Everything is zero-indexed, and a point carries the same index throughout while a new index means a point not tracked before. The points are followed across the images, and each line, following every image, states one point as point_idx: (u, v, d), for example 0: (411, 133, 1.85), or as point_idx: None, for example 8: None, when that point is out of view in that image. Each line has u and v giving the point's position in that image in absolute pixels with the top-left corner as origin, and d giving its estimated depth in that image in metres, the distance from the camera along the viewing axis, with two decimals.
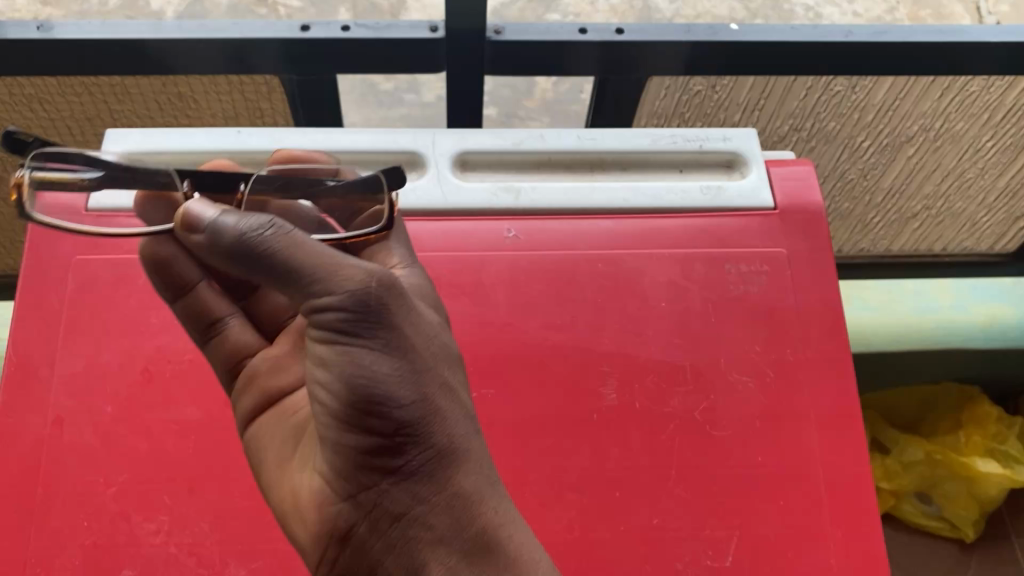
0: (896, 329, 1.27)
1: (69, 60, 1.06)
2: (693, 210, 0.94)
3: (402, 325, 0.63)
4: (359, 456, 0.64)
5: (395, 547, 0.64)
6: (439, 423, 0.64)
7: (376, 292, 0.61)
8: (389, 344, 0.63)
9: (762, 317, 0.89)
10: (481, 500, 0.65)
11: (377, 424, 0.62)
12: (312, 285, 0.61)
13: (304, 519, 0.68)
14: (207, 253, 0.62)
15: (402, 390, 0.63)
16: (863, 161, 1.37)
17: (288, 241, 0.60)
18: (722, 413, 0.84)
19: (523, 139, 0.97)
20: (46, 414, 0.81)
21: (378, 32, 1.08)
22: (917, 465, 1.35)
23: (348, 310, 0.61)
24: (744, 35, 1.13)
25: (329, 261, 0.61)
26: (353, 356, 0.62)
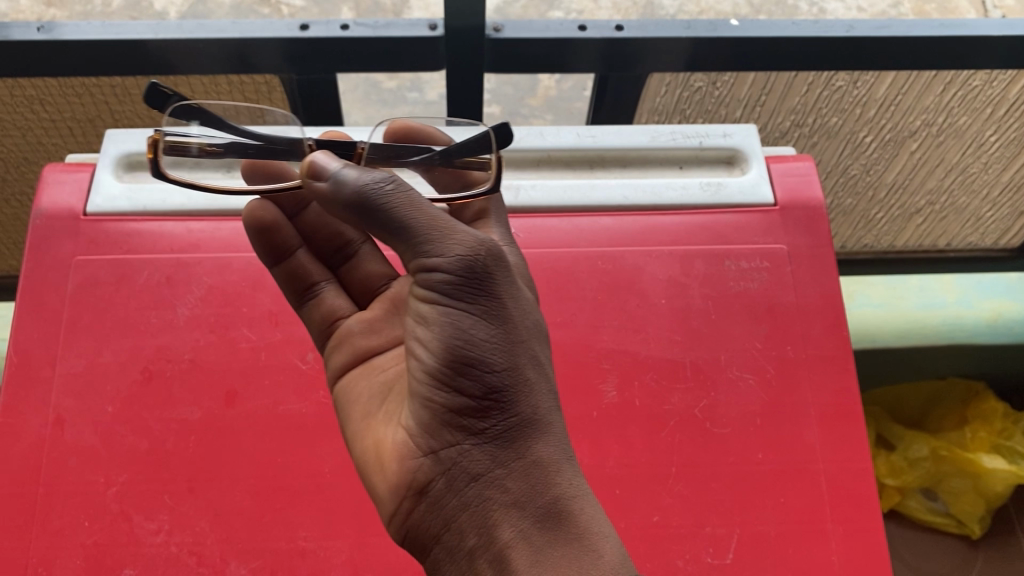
0: (900, 324, 1.28)
1: (70, 61, 1.07)
2: (692, 206, 0.94)
3: (506, 296, 0.65)
4: (444, 409, 0.63)
5: (469, 506, 0.61)
6: (530, 395, 0.63)
7: (484, 257, 0.64)
8: (489, 308, 0.63)
9: (763, 314, 0.89)
10: (561, 473, 0.62)
11: (468, 379, 0.62)
12: (423, 239, 0.63)
13: (382, 471, 0.65)
14: (330, 206, 0.65)
15: (497, 351, 0.63)
16: (865, 157, 1.36)
17: (407, 201, 0.63)
18: (722, 410, 0.84)
19: (522, 137, 0.97)
20: (47, 414, 0.81)
21: (377, 31, 1.08)
22: (922, 461, 1.32)
23: (456, 266, 0.62)
24: (744, 31, 1.12)
25: (442, 223, 0.64)
26: (454, 316, 0.63)
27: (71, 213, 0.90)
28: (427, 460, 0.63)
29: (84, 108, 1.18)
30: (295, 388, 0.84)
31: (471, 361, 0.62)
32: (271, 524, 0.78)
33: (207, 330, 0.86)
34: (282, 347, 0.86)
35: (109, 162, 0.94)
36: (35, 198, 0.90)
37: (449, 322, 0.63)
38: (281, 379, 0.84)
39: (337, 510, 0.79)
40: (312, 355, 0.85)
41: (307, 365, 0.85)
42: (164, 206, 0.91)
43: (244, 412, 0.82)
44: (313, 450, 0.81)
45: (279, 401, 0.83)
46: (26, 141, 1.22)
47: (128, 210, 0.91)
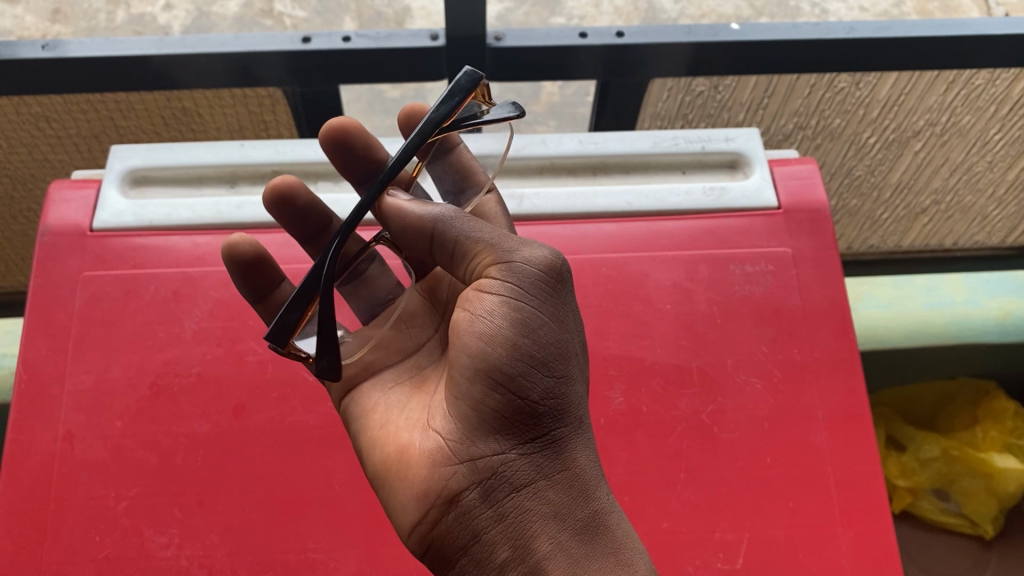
0: (909, 326, 1.27)
1: (74, 78, 1.07)
2: (696, 211, 0.94)
3: (571, 310, 0.66)
4: (495, 414, 0.62)
5: (506, 517, 0.61)
6: (578, 409, 0.65)
7: (560, 268, 0.65)
8: (557, 317, 0.64)
9: (769, 317, 0.89)
10: (597, 487, 0.64)
11: (528, 385, 0.62)
12: (502, 250, 0.64)
13: (410, 477, 0.63)
14: (403, 225, 0.68)
15: (560, 359, 0.64)
16: (869, 158, 1.36)
17: (481, 222, 0.66)
18: (730, 415, 0.84)
19: (525, 145, 0.97)
20: (57, 429, 0.81)
21: (378, 42, 1.09)
22: (933, 462, 1.33)
23: (535, 273, 0.63)
24: (745, 34, 1.12)
25: (510, 239, 0.66)
26: (519, 321, 0.62)
27: (77, 229, 0.90)
28: (463, 466, 0.62)
29: (89, 123, 1.19)
30: (301, 399, 0.84)
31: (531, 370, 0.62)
32: (281, 536, 0.78)
33: (214, 344, 0.86)
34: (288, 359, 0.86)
35: (114, 177, 0.94)
36: (42, 214, 0.91)
37: (518, 324, 0.62)
38: (288, 391, 0.84)
39: (346, 522, 0.79)
40: None
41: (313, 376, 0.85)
42: (169, 220, 0.92)
43: (252, 425, 0.82)
44: (321, 461, 0.81)
45: (286, 413, 0.83)
46: (31, 158, 1.23)
47: (134, 225, 0.91)
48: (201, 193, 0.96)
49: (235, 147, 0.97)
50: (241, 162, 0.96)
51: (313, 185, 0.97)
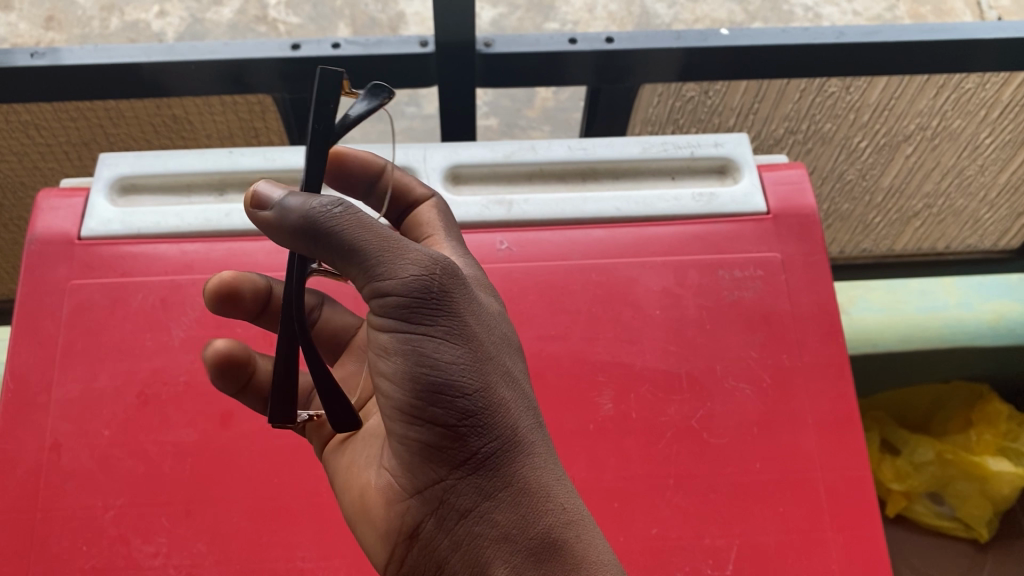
0: (902, 331, 1.27)
1: (63, 86, 1.07)
2: (685, 216, 0.94)
3: (467, 314, 0.60)
4: (422, 447, 0.60)
5: (461, 544, 0.60)
6: (506, 420, 0.60)
7: (440, 278, 0.58)
8: (456, 331, 0.59)
9: (758, 323, 0.89)
10: (547, 496, 0.60)
11: (439, 413, 0.59)
12: (381, 265, 0.57)
13: (373, 517, 0.65)
14: (278, 236, 0.58)
15: (468, 376, 0.59)
16: (861, 162, 1.36)
17: (357, 221, 0.57)
18: (719, 420, 0.84)
19: (513, 151, 0.97)
20: (44, 438, 0.81)
21: (368, 49, 1.09)
22: (928, 466, 1.33)
23: (408, 292, 0.57)
24: (735, 40, 1.12)
25: (392, 241, 0.58)
26: (416, 347, 0.58)
27: (66, 237, 0.90)
28: (416, 499, 0.62)
29: (79, 132, 1.19)
30: None
31: (438, 396, 0.58)
32: (270, 545, 0.78)
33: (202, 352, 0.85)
34: None
35: (103, 185, 0.94)
36: (29, 222, 0.90)
37: (411, 353, 0.58)
38: None
39: (335, 530, 0.79)
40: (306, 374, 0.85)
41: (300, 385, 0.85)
42: (158, 228, 0.91)
43: (240, 433, 0.82)
44: (309, 469, 0.81)
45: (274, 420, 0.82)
46: (22, 166, 1.23)
47: (123, 232, 0.91)
48: (190, 201, 0.96)
49: (223, 155, 0.97)
50: (229, 170, 0.96)
51: None
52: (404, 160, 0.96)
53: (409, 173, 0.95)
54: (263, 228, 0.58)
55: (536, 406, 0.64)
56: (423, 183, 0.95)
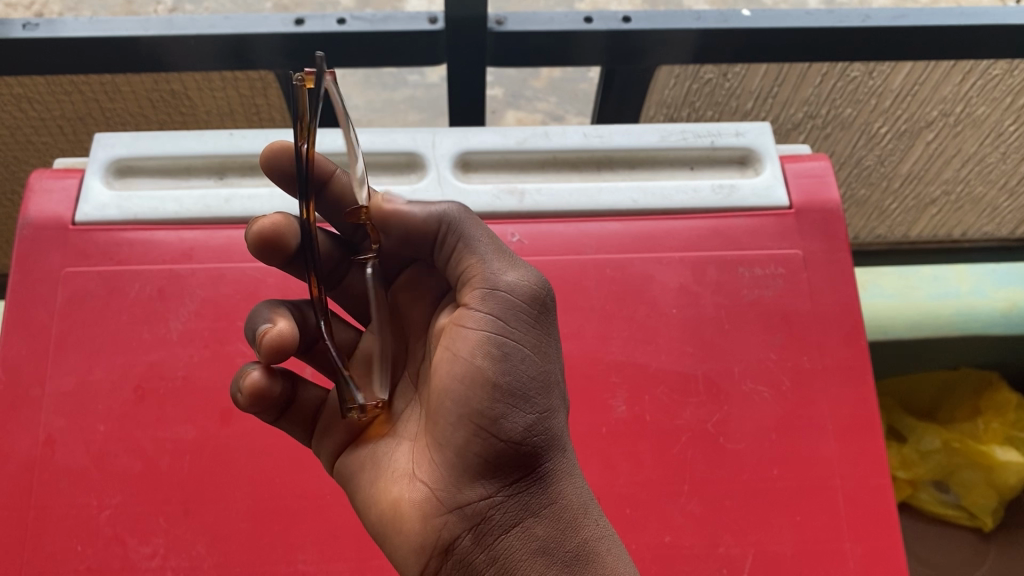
0: (912, 317, 1.25)
1: (58, 58, 1.03)
2: (705, 210, 0.90)
3: (552, 340, 0.63)
4: (479, 455, 0.59)
5: (499, 559, 0.58)
6: (563, 443, 0.62)
7: (543, 296, 0.63)
8: (539, 351, 0.61)
9: (778, 322, 0.85)
10: (586, 520, 0.61)
11: (511, 421, 0.59)
12: (492, 271, 0.62)
13: (399, 532, 0.61)
14: (399, 224, 0.64)
15: (541, 394, 0.61)
16: (881, 148, 1.32)
17: (481, 230, 0.64)
18: (736, 425, 0.81)
19: (526, 137, 0.93)
20: (37, 433, 0.78)
21: (375, 25, 1.05)
22: (935, 454, 1.31)
23: (515, 298, 0.61)
24: (756, 22, 1.08)
25: (505, 258, 0.63)
26: (504, 354, 0.60)
27: (59, 222, 0.86)
28: (454, 513, 0.59)
29: (73, 106, 1.15)
30: None
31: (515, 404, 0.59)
32: (270, 548, 0.75)
33: (201, 345, 0.82)
34: None
35: (98, 167, 0.90)
36: (21, 206, 0.87)
37: (499, 360, 0.60)
38: None
39: (339, 532, 0.76)
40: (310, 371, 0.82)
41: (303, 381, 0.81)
42: (155, 214, 0.88)
43: (240, 431, 0.79)
44: (311, 470, 0.78)
45: None
46: (14, 141, 1.19)
47: (118, 218, 0.87)
48: (188, 184, 0.92)
49: (224, 136, 0.93)
50: (230, 153, 0.92)
51: None
52: (413, 145, 0.93)
53: (418, 159, 0.92)
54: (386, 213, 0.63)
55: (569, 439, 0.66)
56: (432, 170, 0.91)
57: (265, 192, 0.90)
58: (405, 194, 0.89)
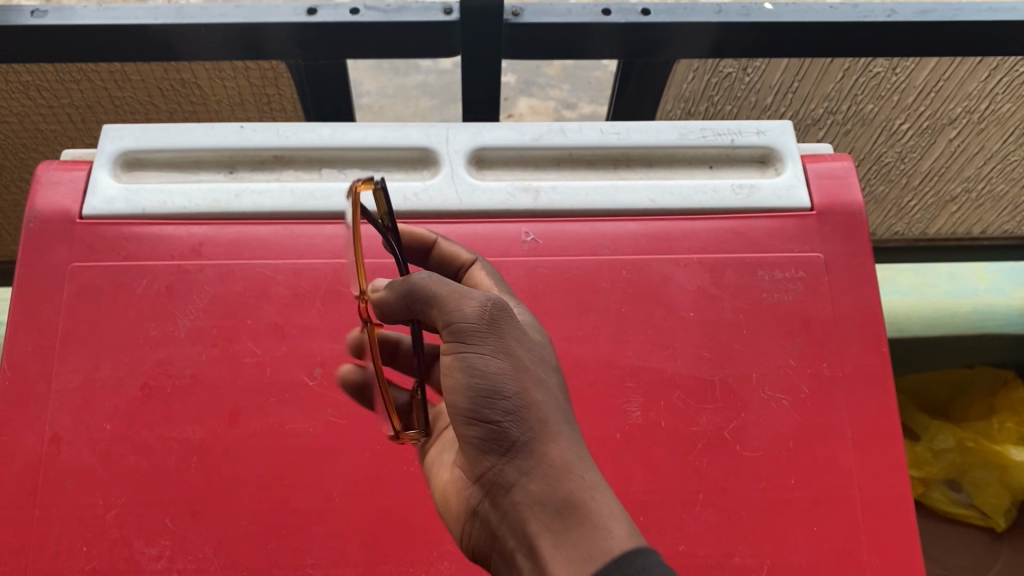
0: (931, 313, 1.29)
1: (67, 46, 1.01)
2: (725, 210, 0.88)
3: (514, 332, 0.59)
4: (472, 441, 0.58)
5: (507, 513, 0.57)
6: (547, 410, 0.57)
7: (493, 310, 0.60)
8: (499, 346, 0.58)
9: (798, 327, 0.83)
10: (579, 472, 0.55)
11: (484, 410, 0.57)
12: (444, 310, 0.60)
13: (452, 511, 0.64)
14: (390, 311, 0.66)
15: (509, 378, 0.57)
16: (901, 144, 1.30)
17: (437, 285, 0.62)
18: (754, 432, 0.79)
19: (542, 134, 0.91)
20: (44, 431, 0.77)
21: (388, 15, 1.02)
22: (947, 453, 1.29)
23: (463, 321, 0.59)
24: (778, 15, 1.05)
25: (457, 292, 0.61)
26: (466, 361, 0.58)
27: (66, 215, 0.85)
28: (478, 487, 0.60)
29: (82, 94, 1.13)
30: (302, 405, 0.79)
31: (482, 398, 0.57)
32: (277, 552, 0.74)
33: (209, 343, 0.81)
34: (287, 362, 0.80)
35: (106, 160, 0.88)
36: (29, 199, 0.85)
37: (461, 367, 0.58)
38: (286, 397, 0.79)
39: (348, 536, 0.75)
40: (320, 370, 0.80)
41: (314, 381, 0.80)
42: (164, 208, 0.86)
43: (248, 431, 0.78)
44: (321, 473, 0.77)
45: (286, 419, 0.78)
46: (23, 127, 1.18)
47: (126, 212, 0.86)
48: (197, 178, 0.90)
49: (234, 129, 0.91)
50: (240, 146, 0.90)
51: (317, 173, 0.91)
52: (427, 141, 0.91)
53: (431, 155, 0.91)
54: (379, 304, 0.67)
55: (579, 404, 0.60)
56: (446, 165, 0.89)
57: (276, 186, 0.88)
58: (417, 190, 0.88)
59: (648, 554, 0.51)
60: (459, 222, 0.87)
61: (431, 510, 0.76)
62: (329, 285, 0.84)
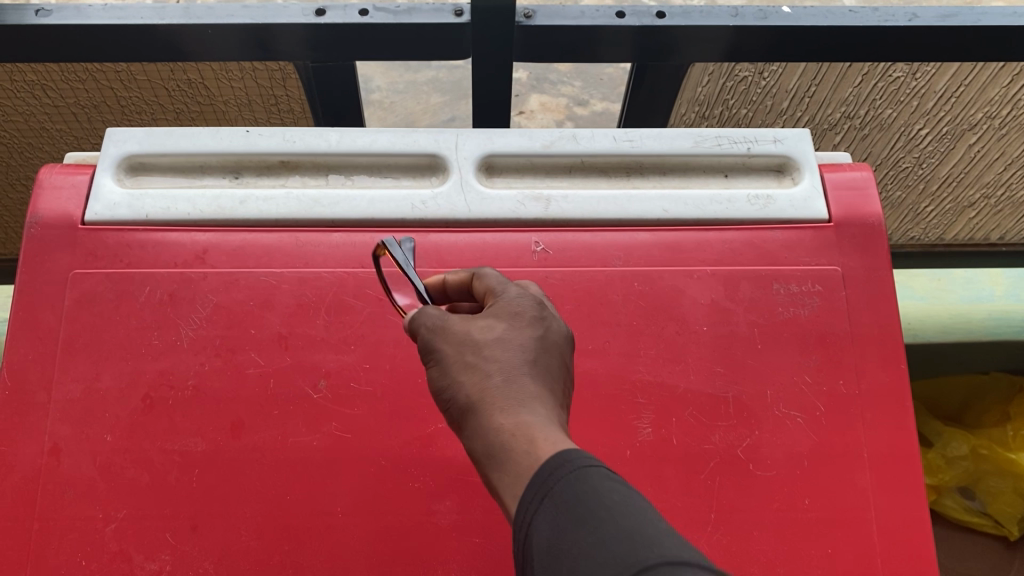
0: (945, 320, 1.30)
1: (73, 46, 0.99)
2: (740, 222, 0.86)
3: (443, 316, 0.55)
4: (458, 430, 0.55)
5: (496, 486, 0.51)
6: (475, 363, 0.51)
7: (426, 312, 0.57)
8: (432, 336, 0.55)
9: (815, 343, 0.81)
10: (507, 412, 0.48)
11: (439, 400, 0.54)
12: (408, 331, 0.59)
13: None
14: None
15: (442, 358, 0.53)
16: (920, 150, 1.28)
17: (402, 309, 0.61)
18: (768, 451, 0.77)
19: (553, 140, 0.90)
20: (43, 442, 0.76)
21: (398, 17, 1.00)
22: (961, 460, 1.32)
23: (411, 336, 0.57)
24: (797, 19, 1.03)
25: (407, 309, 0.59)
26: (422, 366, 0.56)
27: (68, 221, 0.84)
28: None
29: (88, 93, 1.12)
30: (306, 418, 0.77)
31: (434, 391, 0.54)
32: (278, 568, 0.72)
33: (212, 354, 0.79)
34: (291, 374, 0.79)
35: (110, 164, 0.87)
36: (30, 204, 0.84)
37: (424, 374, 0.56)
38: (290, 410, 0.78)
39: (351, 553, 0.73)
40: (325, 382, 0.79)
41: (318, 394, 0.78)
42: (168, 214, 0.85)
43: (251, 445, 0.76)
44: (325, 488, 0.75)
45: (289, 432, 0.77)
46: (28, 125, 1.17)
47: (130, 218, 0.84)
48: (202, 183, 0.89)
49: (240, 134, 0.89)
50: (246, 151, 0.88)
51: (324, 179, 0.90)
52: (436, 147, 0.89)
53: (440, 161, 0.89)
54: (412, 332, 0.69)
55: (542, 344, 0.53)
56: (455, 172, 0.88)
57: (281, 193, 0.86)
58: (426, 198, 0.86)
59: (568, 455, 0.44)
60: (468, 231, 0.85)
61: (436, 527, 0.74)
62: (335, 295, 0.82)
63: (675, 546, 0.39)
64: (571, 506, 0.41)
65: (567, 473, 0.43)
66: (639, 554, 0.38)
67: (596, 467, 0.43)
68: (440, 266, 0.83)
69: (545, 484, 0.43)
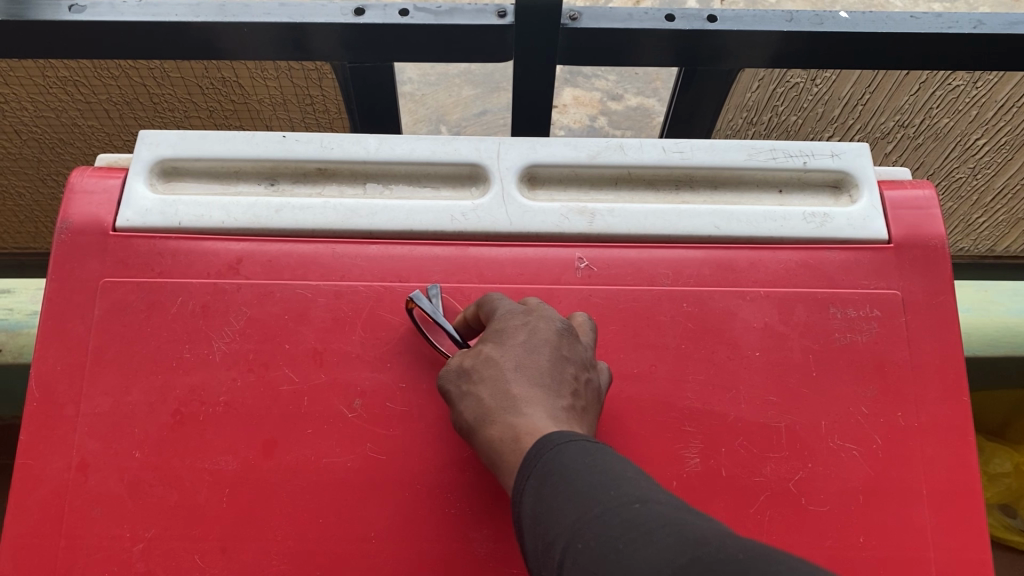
0: (990, 333, 1.20)
1: (105, 42, 0.97)
2: (795, 241, 0.83)
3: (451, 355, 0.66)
4: None
5: None
6: (475, 391, 0.62)
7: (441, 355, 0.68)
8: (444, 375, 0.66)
9: (872, 371, 0.78)
10: (500, 424, 0.59)
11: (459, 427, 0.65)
12: None
13: None
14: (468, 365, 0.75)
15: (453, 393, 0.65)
16: (976, 160, 1.23)
17: None
18: (822, 485, 0.73)
19: (599, 151, 0.86)
20: (70, 456, 0.73)
21: (439, 17, 0.96)
22: (1003, 477, 1.31)
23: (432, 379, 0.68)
24: (855, 25, 0.98)
25: None
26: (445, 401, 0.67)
27: (99, 227, 0.81)
28: None
29: (121, 90, 1.10)
30: (340, 438, 0.75)
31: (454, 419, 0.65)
32: None
33: (245, 369, 0.77)
34: (326, 392, 0.76)
35: (143, 168, 0.84)
36: (62, 209, 0.81)
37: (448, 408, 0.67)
38: (324, 429, 0.75)
39: None
40: (360, 402, 0.76)
41: (354, 413, 0.75)
42: (201, 222, 0.82)
43: (283, 465, 0.74)
44: (358, 511, 0.72)
45: (321, 453, 0.74)
46: (60, 121, 1.15)
47: (162, 225, 0.82)
48: (236, 190, 0.86)
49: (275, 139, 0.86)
50: (282, 157, 0.85)
51: (361, 188, 0.87)
52: (477, 156, 0.86)
53: (481, 171, 0.86)
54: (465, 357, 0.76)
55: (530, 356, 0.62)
56: (497, 183, 0.84)
57: (318, 202, 0.83)
58: (467, 209, 0.83)
59: (543, 444, 0.54)
60: (512, 246, 0.82)
61: (473, 557, 0.72)
62: (372, 310, 0.79)
63: (634, 487, 0.49)
64: (549, 481, 0.51)
65: (546, 452, 0.53)
66: (601, 498, 0.48)
67: (574, 441, 0.53)
68: (481, 283, 0.80)
69: (530, 466, 0.53)
